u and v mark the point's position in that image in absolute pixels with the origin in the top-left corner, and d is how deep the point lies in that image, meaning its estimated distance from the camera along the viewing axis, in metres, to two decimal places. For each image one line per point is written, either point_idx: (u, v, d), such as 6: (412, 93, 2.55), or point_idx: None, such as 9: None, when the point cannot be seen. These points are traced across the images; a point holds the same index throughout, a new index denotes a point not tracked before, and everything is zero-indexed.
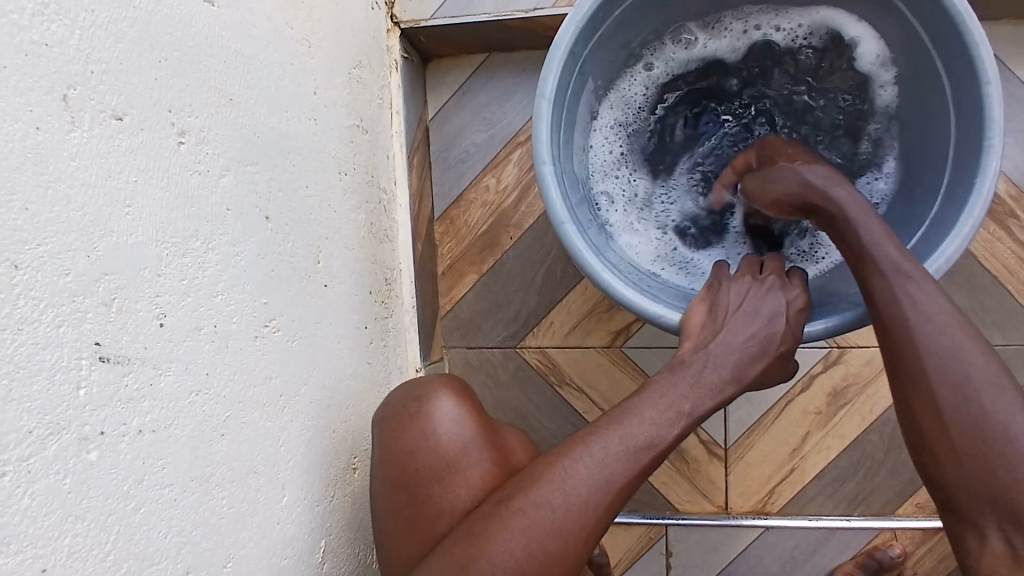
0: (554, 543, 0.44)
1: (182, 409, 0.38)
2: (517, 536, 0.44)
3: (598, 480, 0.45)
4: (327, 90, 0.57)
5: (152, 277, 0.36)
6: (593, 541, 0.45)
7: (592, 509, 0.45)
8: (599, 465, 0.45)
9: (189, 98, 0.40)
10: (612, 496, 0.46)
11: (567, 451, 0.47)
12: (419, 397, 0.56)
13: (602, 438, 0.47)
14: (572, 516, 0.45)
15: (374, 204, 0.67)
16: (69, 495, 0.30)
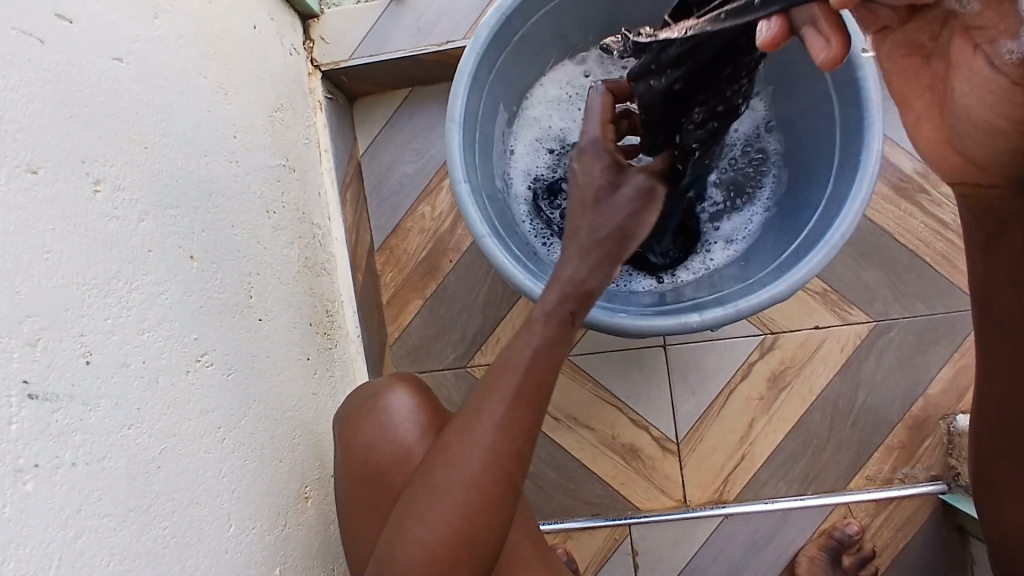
0: (466, 526, 0.45)
1: (115, 442, 0.39)
2: (433, 521, 0.45)
3: (498, 456, 0.46)
4: (247, 133, 0.60)
5: (75, 317, 0.37)
6: (500, 500, 0.46)
7: (498, 487, 0.46)
8: (487, 426, 0.46)
9: (103, 149, 0.42)
10: (513, 467, 0.46)
11: (463, 423, 0.47)
12: (377, 395, 0.59)
13: (487, 401, 0.47)
14: (473, 491, 0.45)
15: (309, 240, 0.69)
16: (9, 523, 0.31)
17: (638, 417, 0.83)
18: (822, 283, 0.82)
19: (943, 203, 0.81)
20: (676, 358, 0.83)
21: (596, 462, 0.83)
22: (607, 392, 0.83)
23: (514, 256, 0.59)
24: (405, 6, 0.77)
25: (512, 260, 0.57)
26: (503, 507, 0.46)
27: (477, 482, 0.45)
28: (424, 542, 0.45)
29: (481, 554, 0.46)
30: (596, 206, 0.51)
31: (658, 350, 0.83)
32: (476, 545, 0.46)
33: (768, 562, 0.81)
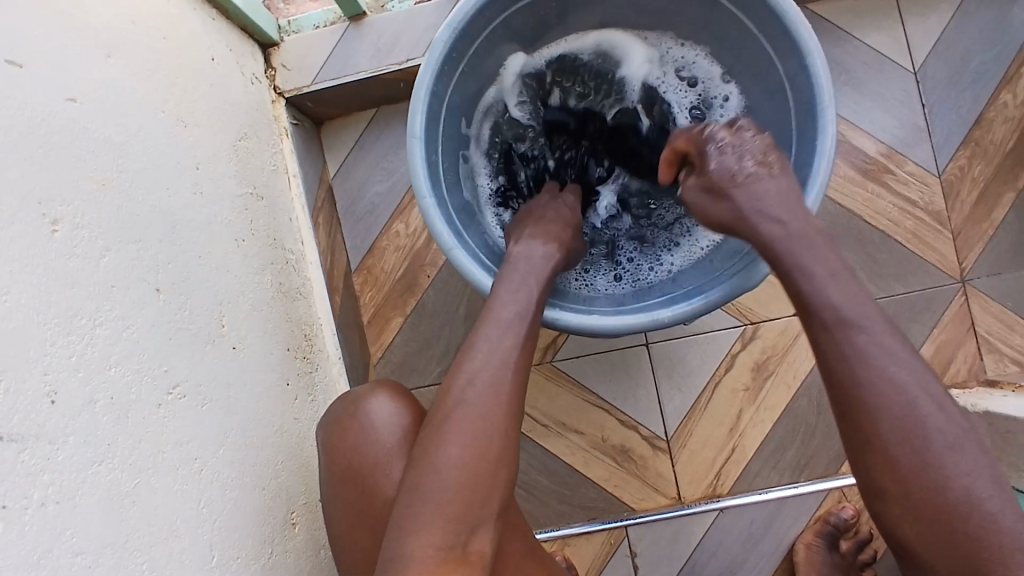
0: (493, 438, 0.50)
1: (87, 479, 0.39)
2: (459, 440, 0.49)
3: (503, 377, 0.52)
4: (211, 163, 0.60)
5: (38, 357, 0.37)
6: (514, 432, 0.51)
7: (509, 404, 0.51)
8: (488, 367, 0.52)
9: (60, 189, 0.41)
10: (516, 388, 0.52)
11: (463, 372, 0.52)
12: (358, 400, 0.59)
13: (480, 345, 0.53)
14: (490, 422, 0.50)
15: (282, 265, 0.70)
16: None
17: (626, 418, 0.83)
18: None
19: (909, 182, 0.83)
20: (659, 355, 0.83)
21: (588, 466, 0.83)
22: (594, 395, 0.83)
23: (476, 258, 0.60)
24: (363, 28, 0.78)
25: (477, 266, 0.59)
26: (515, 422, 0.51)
27: (492, 400, 0.51)
28: (456, 464, 0.48)
29: (504, 468, 0.50)
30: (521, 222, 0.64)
31: (641, 349, 0.83)
32: (506, 460, 0.50)
33: (767, 554, 0.81)
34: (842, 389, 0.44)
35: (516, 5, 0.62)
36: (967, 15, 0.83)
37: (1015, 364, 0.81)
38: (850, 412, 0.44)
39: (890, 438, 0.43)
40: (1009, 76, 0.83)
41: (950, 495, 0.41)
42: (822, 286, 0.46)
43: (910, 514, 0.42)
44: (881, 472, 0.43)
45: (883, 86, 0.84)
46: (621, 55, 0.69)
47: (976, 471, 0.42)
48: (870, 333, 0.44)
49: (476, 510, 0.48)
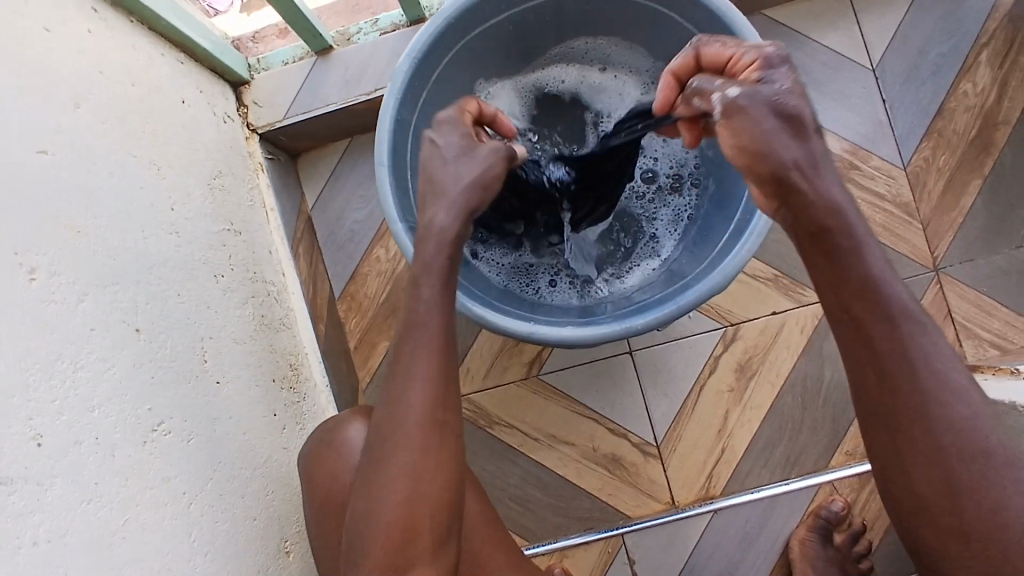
0: (417, 482, 0.46)
1: (75, 518, 0.40)
2: (388, 486, 0.46)
3: (427, 401, 0.47)
4: (185, 203, 0.61)
5: (22, 402, 0.38)
6: (446, 466, 0.47)
7: (433, 430, 0.47)
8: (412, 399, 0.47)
9: (36, 238, 0.43)
10: (442, 410, 0.48)
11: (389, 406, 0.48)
12: (336, 427, 0.60)
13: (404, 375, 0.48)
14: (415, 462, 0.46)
15: (263, 298, 0.71)
16: None
17: (616, 426, 0.84)
18: (773, 269, 0.84)
19: (875, 177, 0.85)
20: (643, 362, 0.84)
21: (581, 476, 0.84)
22: (582, 405, 0.84)
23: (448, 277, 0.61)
24: (331, 61, 0.80)
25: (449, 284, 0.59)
26: (446, 446, 0.48)
27: (416, 427, 0.47)
28: (387, 499, 0.46)
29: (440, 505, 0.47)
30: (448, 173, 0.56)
31: (625, 358, 0.84)
32: (437, 500, 0.47)
33: (763, 552, 0.81)
34: (901, 384, 0.40)
35: (474, 31, 0.64)
36: (920, 10, 0.86)
37: (994, 347, 0.82)
38: (895, 415, 0.40)
39: (943, 443, 0.39)
40: (966, 67, 0.85)
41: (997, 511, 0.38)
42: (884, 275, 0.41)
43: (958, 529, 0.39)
44: (928, 483, 0.39)
45: (844, 84, 0.86)
46: (601, 85, 0.73)
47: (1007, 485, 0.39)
48: (930, 336, 0.40)
49: (411, 545, 0.46)
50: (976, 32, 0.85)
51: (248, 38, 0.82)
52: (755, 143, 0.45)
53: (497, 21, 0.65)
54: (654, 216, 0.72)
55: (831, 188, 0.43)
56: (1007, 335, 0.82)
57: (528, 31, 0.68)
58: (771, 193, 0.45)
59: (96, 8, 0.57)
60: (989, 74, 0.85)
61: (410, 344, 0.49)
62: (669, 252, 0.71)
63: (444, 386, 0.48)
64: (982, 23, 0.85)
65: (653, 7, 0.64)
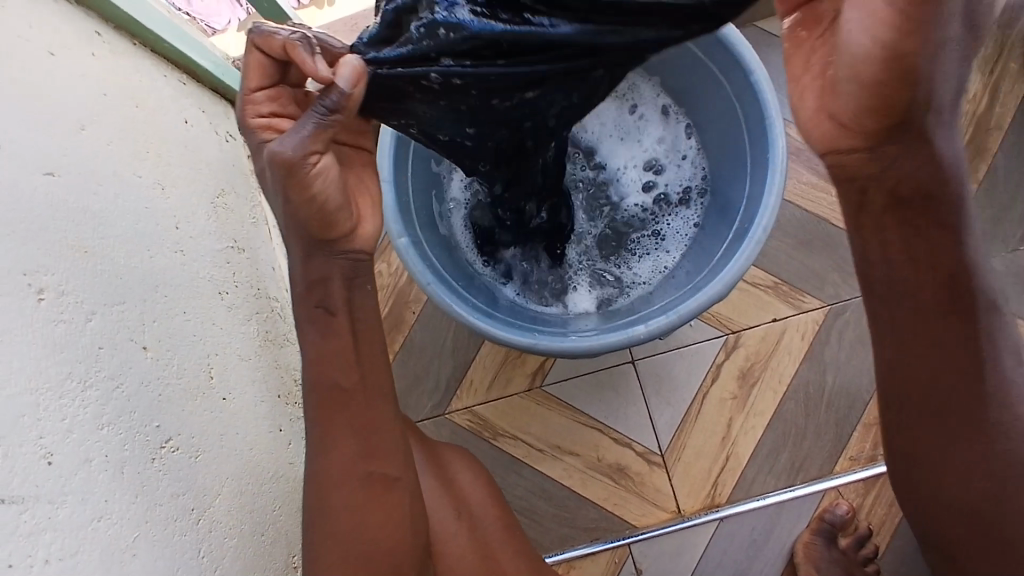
0: (359, 529, 0.54)
1: (86, 536, 0.40)
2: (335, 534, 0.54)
3: (346, 467, 0.54)
4: (189, 222, 0.62)
5: (33, 422, 0.38)
6: (383, 508, 0.55)
7: (362, 488, 0.55)
8: (335, 458, 0.54)
9: (46, 260, 0.43)
10: (364, 467, 0.55)
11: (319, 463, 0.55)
12: None
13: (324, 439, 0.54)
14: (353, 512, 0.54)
15: (267, 314, 0.71)
16: None
17: (620, 436, 0.84)
18: (772, 276, 0.85)
19: None
20: (646, 372, 0.84)
21: (587, 486, 0.84)
22: (586, 416, 0.85)
23: (454, 293, 0.61)
24: None
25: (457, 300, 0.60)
26: (379, 497, 0.55)
27: (345, 488, 0.54)
28: (335, 560, 0.54)
29: (388, 540, 0.55)
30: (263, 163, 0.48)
31: (628, 367, 0.85)
32: (381, 538, 0.55)
33: (770, 558, 0.81)
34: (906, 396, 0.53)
35: None
36: None
37: None
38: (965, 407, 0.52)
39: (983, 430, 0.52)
40: None
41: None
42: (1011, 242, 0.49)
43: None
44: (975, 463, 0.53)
45: None
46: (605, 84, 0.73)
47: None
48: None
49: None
50: None
51: None
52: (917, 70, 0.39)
53: None
54: (656, 226, 0.73)
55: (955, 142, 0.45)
56: None
57: None
58: (873, 125, 0.42)
59: (100, 32, 0.59)
60: (980, 80, 0.86)
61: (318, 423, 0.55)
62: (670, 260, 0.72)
63: (369, 442, 0.55)
64: None
65: None
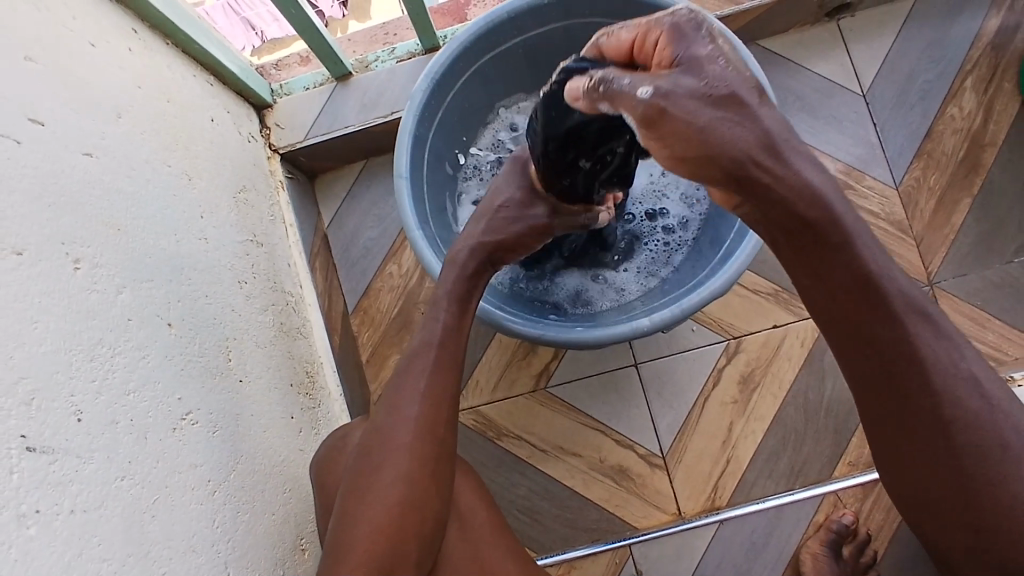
0: (411, 481, 0.51)
1: (110, 493, 0.41)
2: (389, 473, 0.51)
3: (425, 416, 0.53)
4: (213, 213, 0.65)
5: (65, 380, 0.40)
6: (436, 468, 0.52)
7: (431, 442, 0.52)
8: (417, 398, 0.54)
9: (82, 233, 0.46)
10: (438, 425, 0.54)
11: (395, 404, 0.54)
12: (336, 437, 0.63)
13: (411, 381, 0.55)
14: (414, 455, 0.51)
15: (282, 306, 0.74)
16: (17, 563, 0.33)
17: (622, 437, 0.85)
18: (772, 283, 0.87)
19: (869, 196, 0.88)
20: (649, 375, 0.86)
21: (589, 487, 0.85)
22: (589, 417, 0.86)
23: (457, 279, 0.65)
24: (351, 86, 0.85)
25: None
26: (440, 457, 0.53)
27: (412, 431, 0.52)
28: (382, 497, 0.50)
29: (431, 500, 0.51)
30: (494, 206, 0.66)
31: (631, 370, 0.86)
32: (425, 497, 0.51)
33: (770, 561, 0.82)
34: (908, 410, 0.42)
35: (486, 56, 0.69)
36: (907, 40, 0.90)
37: (991, 359, 0.84)
38: (925, 446, 0.42)
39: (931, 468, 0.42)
40: (952, 92, 0.89)
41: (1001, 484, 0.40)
42: (892, 275, 0.43)
43: (969, 521, 0.41)
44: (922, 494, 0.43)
45: (836, 109, 0.90)
46: None
47: None
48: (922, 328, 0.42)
49: (403, 539, 0.49)
50: (962, 59, 0.90)
51: (271, 65, 0.87)
52: (694, 142, 0.42)
53: (509, 46, 0.69)
54: (670, 238, 0.75)
55: (805, 171, 0.44)
56: (1002, 347, 0.85)
57: (540, 56, 0.73)
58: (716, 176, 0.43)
59: (135, 29, 0.62)
60: (974, 99, 0.89)
61: (407, 373, 0.56)
62: (655, 272, 0.74)
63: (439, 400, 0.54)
64: (967, 50, 0.90)
65: None
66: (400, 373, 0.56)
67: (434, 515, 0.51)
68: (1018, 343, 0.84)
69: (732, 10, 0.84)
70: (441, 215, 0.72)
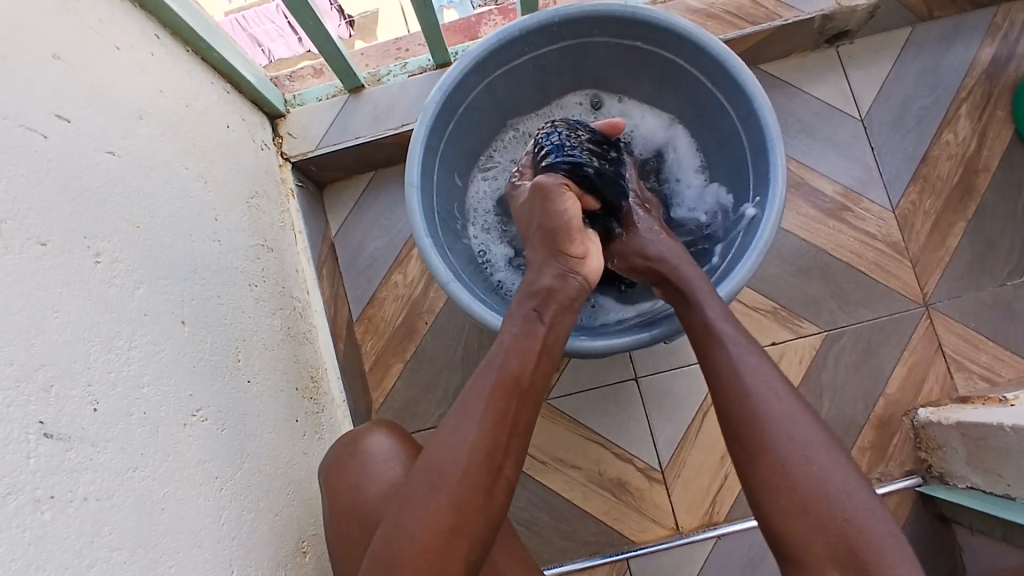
0: (448, 518, 0.50)
1: (122, 483, 0.42)
2: (425, 509, 0.50)
3: (477, 455, 0.52)
4: (226, 217, 0.66)
5: (82, 369, 0.41)
6: (479, 509, 0.51)
7: (486, 472, 0.52)
8: (471, 435, 0.52)
9: (102, 227, 0.47)
10: (500, 453, 0.53)
11: (451, 436, 0.53)
12: (359, 441, 0.63)
13: (471, 414, 0.53)
14: (458, 495, 0.50)
15: (290, 311, 0.75)
16: (30, 546, 0.34)
17: (622, 450, 0.86)
18: (771, 301, 0.88)
19: (866, 217, 0.90)
20: (648, 389, 0.87)
21: (588, 500, 0.85)
22: (589, 429, 0.87)
23: (464, 286, 0.66)
24: (362, 99, 0.87)
25: (470, 295, 0.64)
26: (495, 490, 0.52)
27: (460, 468, 0.51)
28: (429, 520, 0.50)
29: (465, 540, 0.50)
30: (543, 236, 0.65)
31: (631, 384, 0.87)
32: (462, 536, 0.50)
33: None
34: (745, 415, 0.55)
35: (497, 71, 0.71)
36: (904, 67, 0.93)
37: (983, 379, 0.86)
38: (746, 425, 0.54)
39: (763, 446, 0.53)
40: (947, 118, 0.92)
41: (819, 473, 0.51)
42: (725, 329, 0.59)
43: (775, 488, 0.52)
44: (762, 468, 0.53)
45: (835, 133, 0.92)
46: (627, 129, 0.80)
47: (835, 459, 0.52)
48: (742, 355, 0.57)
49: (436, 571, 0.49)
50: (956, 87, 0.92)
51: (285, 76, 0.89)
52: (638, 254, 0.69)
53: (520, 61, 0.71)
54: None
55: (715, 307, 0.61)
56: (995, 368, 0.86)
57: (548, 72, 0.75)
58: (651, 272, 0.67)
59: (158, 36, 0.64)
60: (968, 125, 0.91)
61: (472, 395, 0.54)
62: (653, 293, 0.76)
63: (494, 438, 0.52)
64: (962, 78, 0.92)
65: (660, 53, 0.71)
66: (468, 392, 0.55)
67: (479, 541, 0.51)
68: (1011, 364, 0.86)
69: (735, 33, 0.87)
70: (448, 222, 0.73)
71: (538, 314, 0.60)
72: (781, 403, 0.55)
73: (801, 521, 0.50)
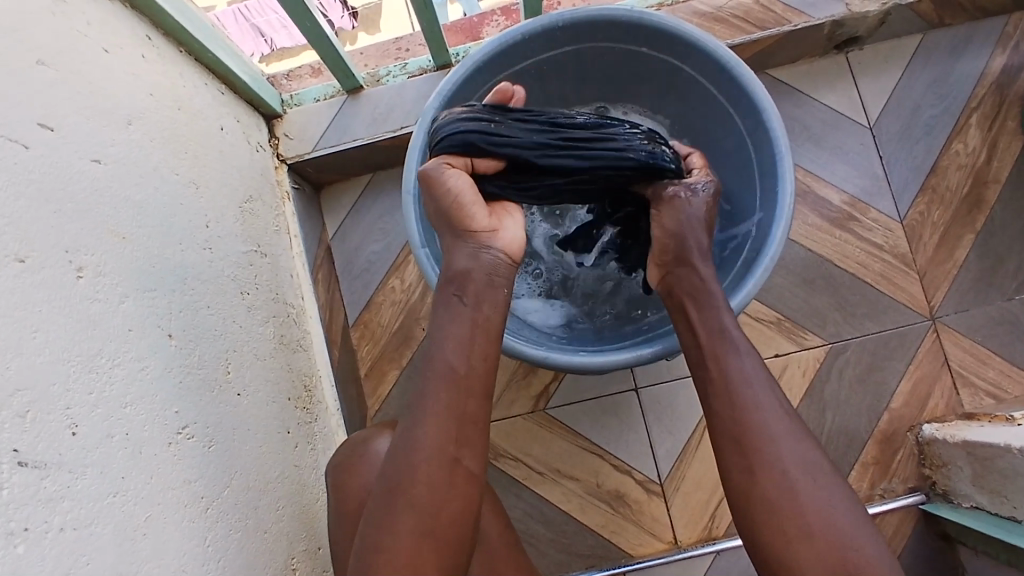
0: (416, 522, 0.48)
1: (102, 509, 0.40)
2: (393, 516, 0.49)
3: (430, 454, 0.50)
4: (218, 223, 0.64)
5: (62, 391, 0.39)
6: (445, 506, 0.49)
7: (444, 469, 0.50)
8: (424, 433, 0.50)
9: (85, 240, 0.45)
10: (452, 446, 0.51)
11: (409, 436, 0.51)
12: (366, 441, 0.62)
13: (422, 412, 0.51)
14: (421, 497, 0.49)
15: (282, 318, 0.73)
16: None
17: (620, 462, 0.85)
18: (775, 312, 0.87)
19: (873, 227, 0.88)
20: (649, 400, 0.86)
21: (585, 512, 0.84)
22: (588, 440, 0.85)
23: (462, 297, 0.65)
24: (360, 100, 0.85)
25: None
26: (460, 485, 0.50)
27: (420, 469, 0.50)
28: (396, 527, 0.48)
29: (438, 541, 0.49)
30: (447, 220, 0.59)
31: (631, 395, 0.86)
32: (435, 538, 0.49)
33: None
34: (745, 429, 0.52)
35: (499, 75, 0.69)
36: (914, 75, 0.91)
37: (990, 396, 0.84)
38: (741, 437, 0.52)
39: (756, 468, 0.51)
40: (957, 128, 0.90)
41: (814, 500, 0.49)
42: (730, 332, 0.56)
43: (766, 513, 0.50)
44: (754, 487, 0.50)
45: (843, 141, 0.90)
46: None
47: (830, 486, 0.50)
48: (741, 360, 0.54)
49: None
50: (967, 96, 0.90)
51: (282, 75, 0.87)
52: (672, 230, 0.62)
53: (523, 66, 0.69)
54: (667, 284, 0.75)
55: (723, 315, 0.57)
56: (1001, 384, 0.84)
57: (552, 78, 0.73)
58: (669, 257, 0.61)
59: (150, 36, 0.62)
60: (978, 135, 0.89)
61: (419, 392, 0.52)
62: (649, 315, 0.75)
63: (449, 433, 0.51)
64: (972, 87, 0.90)
65: (666, 60, 0.69)
66: (415, 389, 0.53)
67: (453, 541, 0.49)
68: (1017, 380, 0.84)
69: (742, 38, 0.85)
70: None
71: (459, 297, 0.55)
72: (781, 420, 0.52)
73: (793, 549, 0.48)
